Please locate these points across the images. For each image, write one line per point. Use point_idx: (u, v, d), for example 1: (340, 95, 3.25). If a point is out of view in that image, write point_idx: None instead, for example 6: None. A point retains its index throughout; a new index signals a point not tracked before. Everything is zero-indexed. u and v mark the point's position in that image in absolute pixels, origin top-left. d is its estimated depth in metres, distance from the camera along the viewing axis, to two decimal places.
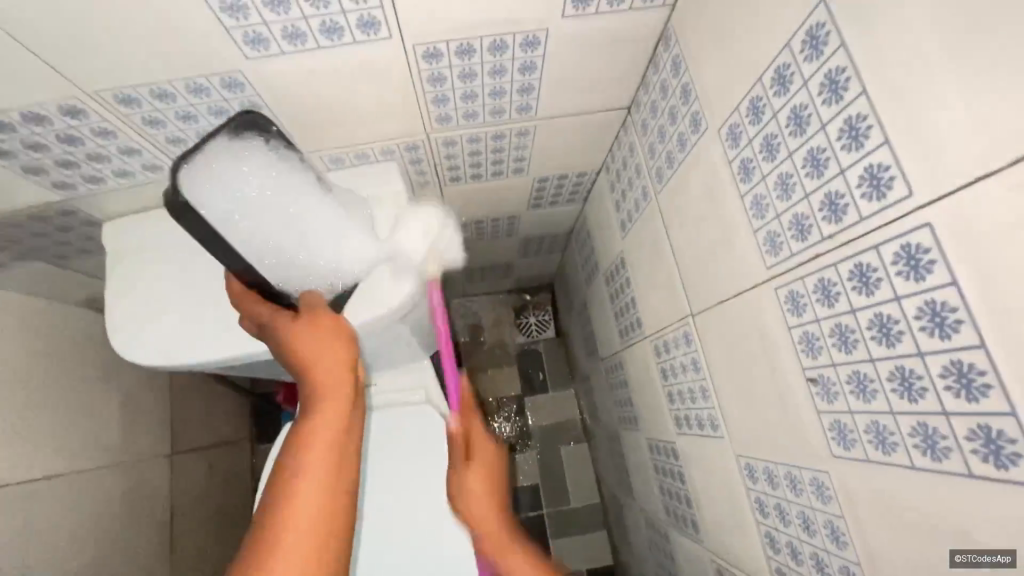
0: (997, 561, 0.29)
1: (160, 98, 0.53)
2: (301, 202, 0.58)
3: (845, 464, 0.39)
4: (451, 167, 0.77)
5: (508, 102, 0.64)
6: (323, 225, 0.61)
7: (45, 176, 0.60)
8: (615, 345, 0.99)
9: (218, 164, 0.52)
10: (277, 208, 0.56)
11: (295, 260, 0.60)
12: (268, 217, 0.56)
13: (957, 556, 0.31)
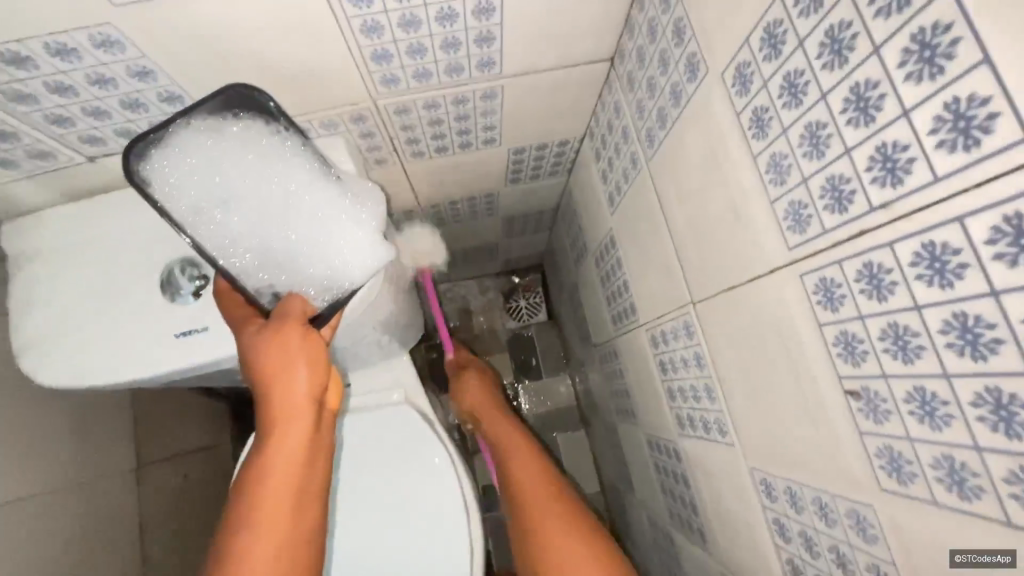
0: (998, 561, 0.25)
1: (18, 65, 0.41)
2: (293, 188, 0.52)
3: (892, 497, 0.31)
4: (410, 140, 0.67)
5: (466, 57, 0.53)
6: (315, 215, 0.52)
7: None
8: (608, 331, 0.90)
9: (193, 144, 0.48)
10: (270, 198, 0.51)
11: (277, 257, 0.53)
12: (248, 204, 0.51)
13: (957, 556, 0.28)
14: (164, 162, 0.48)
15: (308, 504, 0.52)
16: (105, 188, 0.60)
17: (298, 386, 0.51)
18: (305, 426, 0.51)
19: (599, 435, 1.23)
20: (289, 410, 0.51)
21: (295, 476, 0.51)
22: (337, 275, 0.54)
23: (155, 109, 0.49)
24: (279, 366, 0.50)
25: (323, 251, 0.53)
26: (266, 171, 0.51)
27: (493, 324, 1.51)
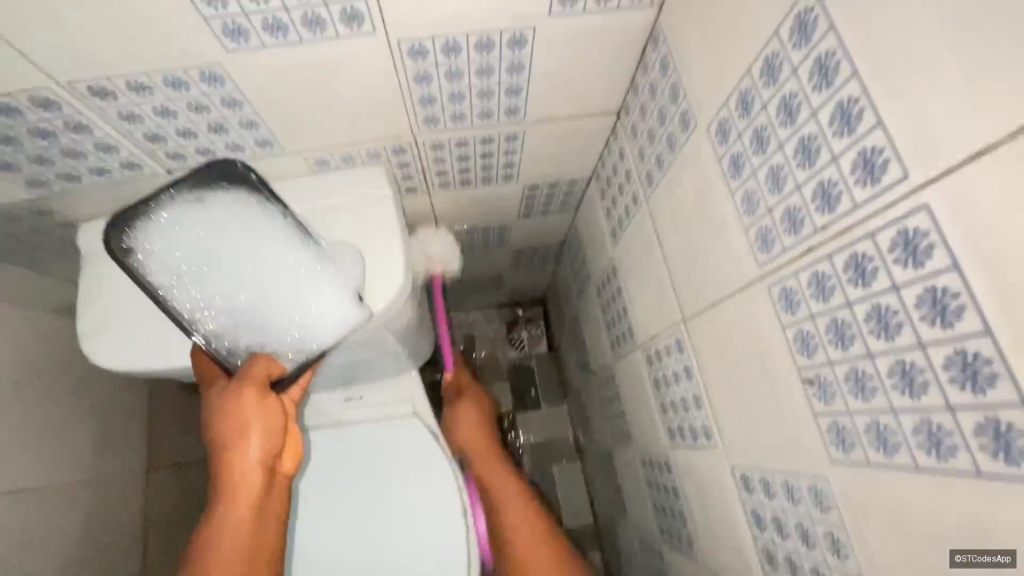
0: (996, 561, 0.26)
1: (138, 92, 0.50)
2: (268, 259, 0.61)
3: (984, 538, 0.27)
4: (439, 172, 0.76)
5: (496, 104, 0.62)
6: (290, 282, 0.62)
7: (18, 172, 0.57)
8: (606, 356, 0.97)
9: (177, 214, 0.57)
10: (243, 261, 0.60)
11: (247, 315, 0.62)
12: (221, 267, 0.60)
13: (957, 556, 0.29)
14: (148, 233, 0.57)
15: (256, 567, 0.62)
16: None
17: (252, 448, 0.61)
18: (257, 488, 0.62)
19: (595, 468, 1.28)
20: (242, 475, 0.61)
21: (246, 535, 0.61)
22: (305, 330, 0.64)
23: (233, 132, 0.58)
24: (233, 435, 0.60)
25: (295, 308, 0.62)
26: (244, 235, 0.60)
27: (495, 353, 1.58)
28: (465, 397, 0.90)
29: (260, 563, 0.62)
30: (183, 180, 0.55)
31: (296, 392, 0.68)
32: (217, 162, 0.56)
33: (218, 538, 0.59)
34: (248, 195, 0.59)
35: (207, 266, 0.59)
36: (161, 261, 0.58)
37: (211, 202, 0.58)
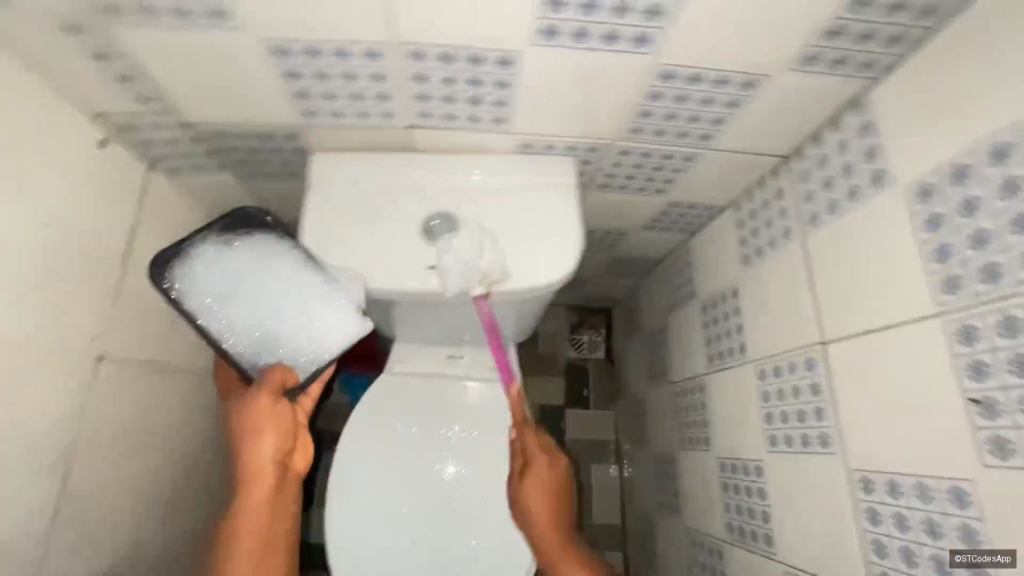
0: (999, 559, 0.46)
1: (442, 60, 0.61)
2: (280, 286, 0.73)
3: None
4: (610, 175, 0.86)
5: (697, 129, 0.72)
6: (297, 303, 0.73)
7: (303, 102, 0.68)
8: (697, 368, 1.07)
9: (204, 257, 0.71)
10: (258, 288, 0.71)
11: (265, 334, 0.72)
12: (241, 296, 0.71)
13: (960, 556, 0.50)
14: (181, 271, 0.69)
15: (272, 550, 0.74)
16: (394, 147, 0.80)
17: (265, 448, 0.72)
18: (269, 480, 0.73)
19: (640, 472, 1.38)
20: (258, 469, 0.72)
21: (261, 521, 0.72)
22: (318, 343, 0.74)
23: (483, 105, 0.69)
24: (252, 432, 0.71)
25: (309, 324, 0.73)
26: (262, 267, 0.73)
27: (555, 349, 1.67)
28: (535, 480, 0.97)
29: (275, 547, 0.74)
30: (213, 227, 0.70)
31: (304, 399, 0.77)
32: (239, 213, 0.72)
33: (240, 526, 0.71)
34: (272, 237, 0.74)
35: (232, 298, 0.71)
36: (192, 294, 0.69)
37: (237, 242, 0.72)
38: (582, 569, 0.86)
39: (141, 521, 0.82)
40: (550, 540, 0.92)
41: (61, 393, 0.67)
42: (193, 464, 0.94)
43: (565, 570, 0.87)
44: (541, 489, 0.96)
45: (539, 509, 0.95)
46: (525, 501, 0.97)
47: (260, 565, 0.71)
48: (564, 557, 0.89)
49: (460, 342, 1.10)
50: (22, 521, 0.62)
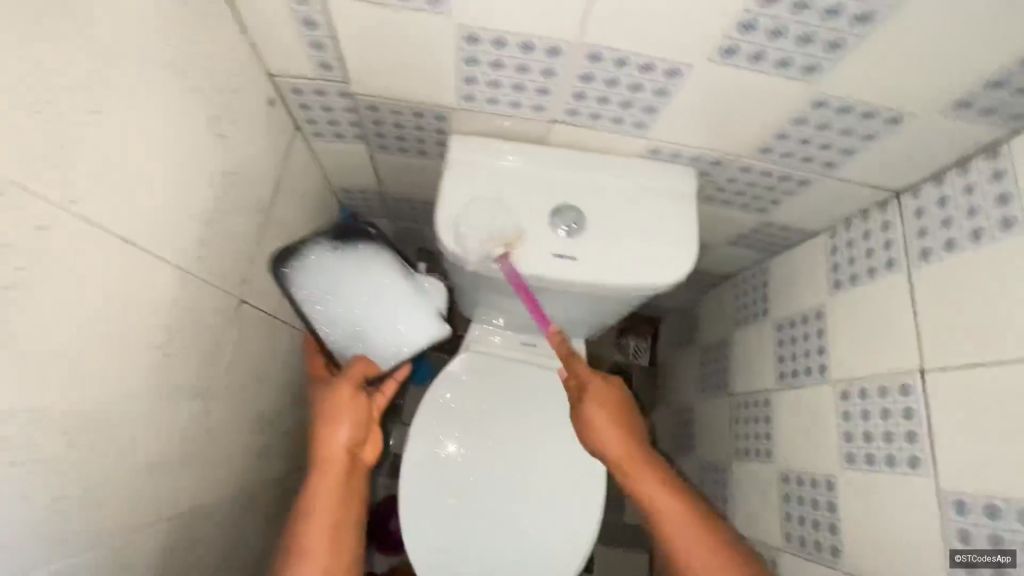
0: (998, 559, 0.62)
1: (616, 64, 0.66)
2: (376, 290, 0.82)
3: None
4: (720, 189, 0.91)
5: (826, 156, 0.77)
6: (386, 309, 0.83)
7: (467, 87, 0.72)
8: (763, 383, 1.11)
9: (320, 256, 0.80)
10: (359, 290, 0.82)
11: (357, 329, 0.83)
12: (344, 294, 0.81)
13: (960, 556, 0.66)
14: (300, 269, 0.79)
15: (341, 544, 0.75)
16: (527, 137, 0.84)
17: (341, 435, 0.78)
18: (342, 467, 0.78)
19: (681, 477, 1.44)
20: (332, 454, 0.78)
21: (333, 502, 0.76)
22: (399, 344, 0.85)
23: (632, 109, 0.73)
24: (332, 416, 0.79)
25: (394, 326, 0.84)
26: (365, 271, 0.82)
27: (600, 350, 1.72)
28: (600, 402, 0.75)
29: (344, 542, 0.76)
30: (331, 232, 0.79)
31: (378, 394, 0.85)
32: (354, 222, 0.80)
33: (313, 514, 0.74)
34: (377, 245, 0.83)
35: (337, 296, 0.81)
36: (308, 288, 0.80)
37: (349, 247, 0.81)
38: (710, 547, 0.68)
39: (237, 458, 0.87)
40: (658, 508, 0.71)
41: (207, 331, 0.72)
42: (278, 412, 0.98)
43: (693, 555, 0.68)
44: (614, 407, 0.76)
45: (609, 440, 0.74)
46: (618, 451, 0.75)
47: (329, 558, 0.73)
48: (685, 534, 0.69)
49: (535, 329, 1.20)
50: (169, 442, 0.68)
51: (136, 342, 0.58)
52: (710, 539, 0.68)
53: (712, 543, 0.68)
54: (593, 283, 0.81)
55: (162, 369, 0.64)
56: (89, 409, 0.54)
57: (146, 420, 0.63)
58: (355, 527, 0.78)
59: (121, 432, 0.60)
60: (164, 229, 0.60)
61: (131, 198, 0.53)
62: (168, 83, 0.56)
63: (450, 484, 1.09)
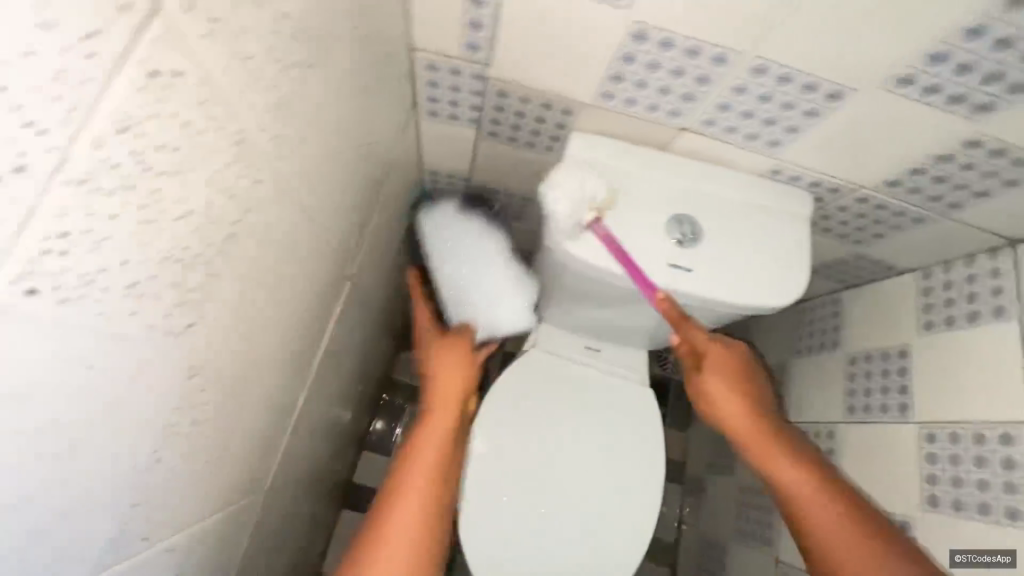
0: (1003, 560, 0.73)
1: (777, 80, 0.65)
2: (483, 265, 0.88)
3: None
4: (825, 216, 0.90)
5: (954, 196, 0.76)
6: (489, 282, 0.89)
7: (611, 85, 0.71)
8: (817, 414, 1.10)
9: (454, 217, 0.91)
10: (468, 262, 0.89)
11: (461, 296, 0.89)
12: (460, 254, 0.89)
13: (960, 556, 0.78)
14: (436, 213, 0.93)
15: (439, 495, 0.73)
16: (645, 141, 0.83)
17: (453, 382, 0.81)
18: (451, 415, 0.79)
19: (717, 497, 1.44)
20: (445, 399, 0.80)
21: (425, 493, 0.71)
22: (492, 322, 0.89)
23: (773, 126, 0.72)
24: (442, 369, 0.82)
25: (489, 305, 0.89)
26: (479, 245, 0.90)
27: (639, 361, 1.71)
28: (717, 374, 0.81)
29: (441, 494, 0.74)
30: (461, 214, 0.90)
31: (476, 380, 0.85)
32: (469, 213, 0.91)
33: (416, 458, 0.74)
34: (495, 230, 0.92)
35: (457, 267, 0.89)
36: (437, 235, 0.92)
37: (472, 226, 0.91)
38: (848, 526, 0.70)
39: (309, 432, 0.85)
40: (787, 485, 0.75)
41: (324, 303, 0.70)
42: (337, 388, 0.96)
43: (834, 538, 0.70)
44: (733, 376, 0.82)
45: (728, 403, 0.81)
46: (726, 417, 0.81)
47: (427, 506, 0.70)
48: (825, 517, 0.72)
49: (603, 335, 1.17)
50: (280, 409, 0.66)
51: (288, 309, 0.57)
52: (848, 522, 0.71)
53: (869, 546, 0.68)
54: (707, 298, 0.80)
55: (295, 337, 0.63)
56: (255, 373, 0.53)
57: (277, 386, 0.62)
58: (442, 524, 0.72)
59: (261, 395, 0.58)
60: (329, 194, 0.59)
61: (321, 161, 0.52)
62: (360, 42, 0.54)
63: (507, 483, 1.07)
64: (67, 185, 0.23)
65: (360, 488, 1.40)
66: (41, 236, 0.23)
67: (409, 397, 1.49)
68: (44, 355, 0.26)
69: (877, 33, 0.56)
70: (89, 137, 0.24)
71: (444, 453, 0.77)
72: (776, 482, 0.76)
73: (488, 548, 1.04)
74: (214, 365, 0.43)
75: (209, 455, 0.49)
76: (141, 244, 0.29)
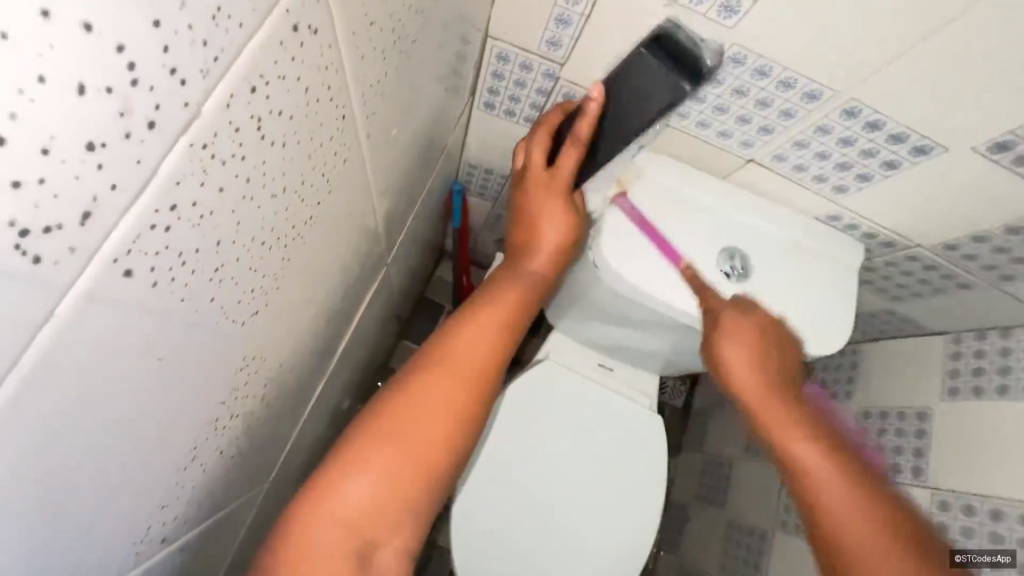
0: (1002, 558, 0.76)
1: (864, 127, 0.62)
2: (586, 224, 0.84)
3: None
4: (869, 267, 0.88)
5: (1010, 269, 0.75)
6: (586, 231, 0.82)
7: (689, 104, 0.68)
8: None
9: None
10: None
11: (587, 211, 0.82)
12: None
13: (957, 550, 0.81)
14: None
15: (456, 424, 0.58)
16: (704, 166, 0.80)
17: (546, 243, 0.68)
18: (514, 311, 0.65)
19: (701, 528, 1.43)
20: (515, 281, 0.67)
21: (444, 410, 0.58)
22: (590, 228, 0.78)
23: (844, 172, 0.70)
24: (544, 214, 0.67)
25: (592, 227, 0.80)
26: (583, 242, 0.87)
27: None
28: (739, 339, 0.69)
29: (460, 424, 0.58)
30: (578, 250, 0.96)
31: (555, 270, 0.70)
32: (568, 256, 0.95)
33: (450, 364, 0.59)
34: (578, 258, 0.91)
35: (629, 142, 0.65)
36: None
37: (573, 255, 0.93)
38: (874, 511, 0.59)
39: (316, 420, 0.81)
40: (808, 462, 0.63)
41: (356, 290, 0.67)
42: (346, 376, 0.92)
43: (851, 524, 0.59)
44: (763, 339, 0.70)
45: (748, 371, 0.68)
46: (748, 386, 0.68)
47: (444, 422, 0.57)
48: (835, 497, 0.61)
49: (618, 355, 1.14)
50: (297, 396, 0.62)
51: (320, 291, 0.53)
52: (871, 508, 0.60)
53: (889, 535, 0.58)
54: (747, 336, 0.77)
55: (325, 322, 0.59)
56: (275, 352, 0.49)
57: (298, 373, 0.58)
58: (453, 454, 0.58)
59: (281, 379, 0.54)
60: (384, 176, 0.55)
61: (382, 136, 0.48)
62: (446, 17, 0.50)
63: (503, 494, 1.05)
64: (150, 168, 0.24)
65: None
66: (129, 217, 0.25)
67: None
68: (134, 326, 0.29)
69: (984, 95, 0.54)
70: (169, 119, 0.24)
71: (497, 355, 0.62)
72: (785, 459, 0.64)
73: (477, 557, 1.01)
74: (263, 334, 0.45)
75: (236, 424, 0.48)
76: (214, 217, 0.31)
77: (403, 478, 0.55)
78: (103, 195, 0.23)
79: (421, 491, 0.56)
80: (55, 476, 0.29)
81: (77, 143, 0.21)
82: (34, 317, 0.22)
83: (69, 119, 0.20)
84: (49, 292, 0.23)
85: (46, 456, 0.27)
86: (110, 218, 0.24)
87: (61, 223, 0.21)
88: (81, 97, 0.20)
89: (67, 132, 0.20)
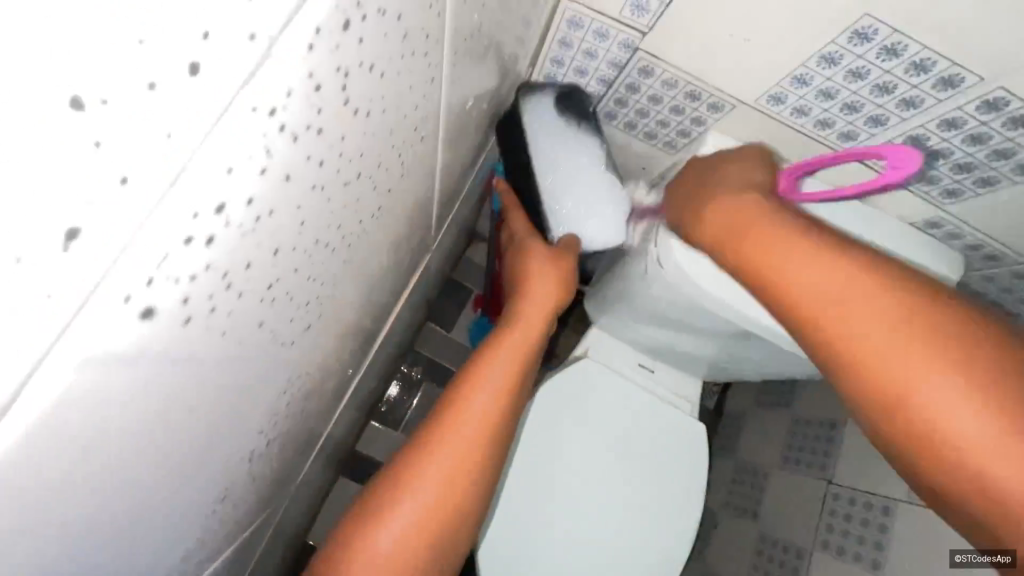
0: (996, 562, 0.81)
1: (1004, 123, 0.53)
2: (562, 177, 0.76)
3: None
4: (965, 281, 0.78)
5: None
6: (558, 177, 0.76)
7: (790, 86, 0.58)
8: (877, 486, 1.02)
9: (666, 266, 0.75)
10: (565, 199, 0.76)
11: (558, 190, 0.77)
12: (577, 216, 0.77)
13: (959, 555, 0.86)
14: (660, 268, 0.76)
15: (481, 451, 0.64)
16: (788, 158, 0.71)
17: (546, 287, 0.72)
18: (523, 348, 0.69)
19: (728, 536, 1.38)
20: (524, 323, 0.70)
21: (464, 450, 0.63)
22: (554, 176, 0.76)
23: (961, 173, 0.60)
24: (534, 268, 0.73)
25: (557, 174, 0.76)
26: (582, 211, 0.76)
27: None
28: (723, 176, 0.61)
29: (485, 449, 0.64)
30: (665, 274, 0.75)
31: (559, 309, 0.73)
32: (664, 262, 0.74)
33: (471, 400, 0.64)
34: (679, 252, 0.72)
35: (563, 156, 0.75)
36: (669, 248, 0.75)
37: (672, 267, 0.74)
38: (902, 325, 0.43)
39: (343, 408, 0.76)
40: (805, 282, 0.48)
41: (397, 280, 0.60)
42: (376, 363, 0.87)
43: (886, 346, 0.43)
44: (706, 174, 0.64)
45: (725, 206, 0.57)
46: (731, 219, 0.55)
47: (470, 451, 0.63)
48: (881, 332, 0.44)
49: (661, 357, 1.06)
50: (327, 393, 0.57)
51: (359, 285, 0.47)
52: (934, 325, 0.43)
53: (919, 332, 0.43)
54: None
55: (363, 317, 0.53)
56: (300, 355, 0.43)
57: (331, 369, 0.52)
58: (479, 477, 0.64)
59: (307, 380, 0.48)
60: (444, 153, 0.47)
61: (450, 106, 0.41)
62: None
63: (529, 494, 1.00)
64: (166, 121, 0.19)
65: (364, 455, 1.34)
66: (145, 187, 0.19)
67: (427, 372, 1.40)
68: (167, 380, 0.27)
69: None
70: (197, 61, 0.18)
71: (507, 388, 0.66)
72: (793, 298, 0.48)
73: (497, 556, 0.98)
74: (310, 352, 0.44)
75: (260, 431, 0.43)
76: (273, 213, 0.28)
77: (442, 501, 0.62)
78: (102, 153, 0.17)
79: (457, 510, 0.63)
80: (52, 490, 0.24)
81: (45, 73, 0.14)
82: (22, 315, 0.17)
83: (28, 33, 0.14)
84: (47, 319, 0.18)
85: (47, 483, 0.23)
86: (119, 189, 0.18)
87: (38, 194, 0.16)
88: (49, 5, 0.14)
89: (30, 53, 0.14)
